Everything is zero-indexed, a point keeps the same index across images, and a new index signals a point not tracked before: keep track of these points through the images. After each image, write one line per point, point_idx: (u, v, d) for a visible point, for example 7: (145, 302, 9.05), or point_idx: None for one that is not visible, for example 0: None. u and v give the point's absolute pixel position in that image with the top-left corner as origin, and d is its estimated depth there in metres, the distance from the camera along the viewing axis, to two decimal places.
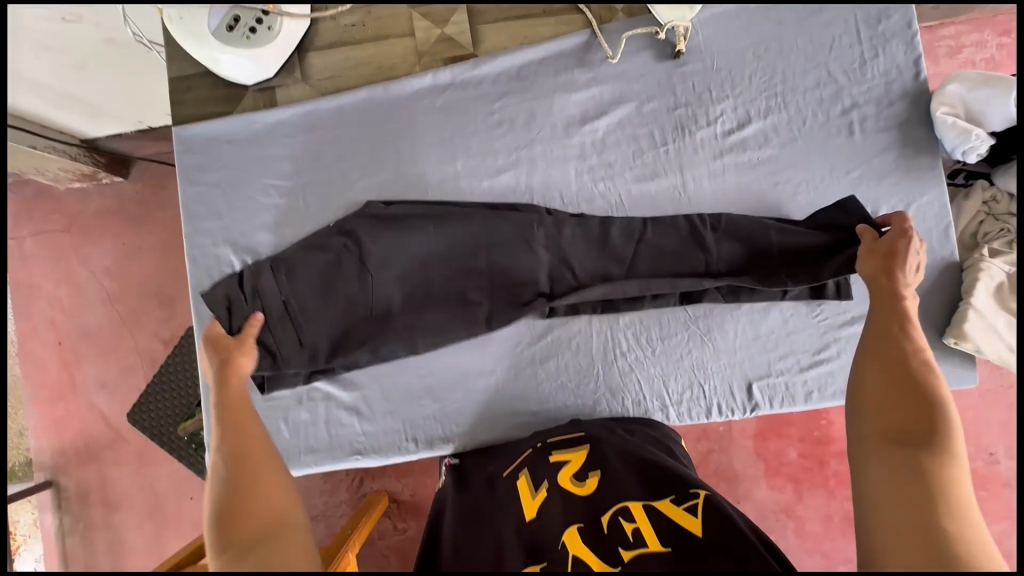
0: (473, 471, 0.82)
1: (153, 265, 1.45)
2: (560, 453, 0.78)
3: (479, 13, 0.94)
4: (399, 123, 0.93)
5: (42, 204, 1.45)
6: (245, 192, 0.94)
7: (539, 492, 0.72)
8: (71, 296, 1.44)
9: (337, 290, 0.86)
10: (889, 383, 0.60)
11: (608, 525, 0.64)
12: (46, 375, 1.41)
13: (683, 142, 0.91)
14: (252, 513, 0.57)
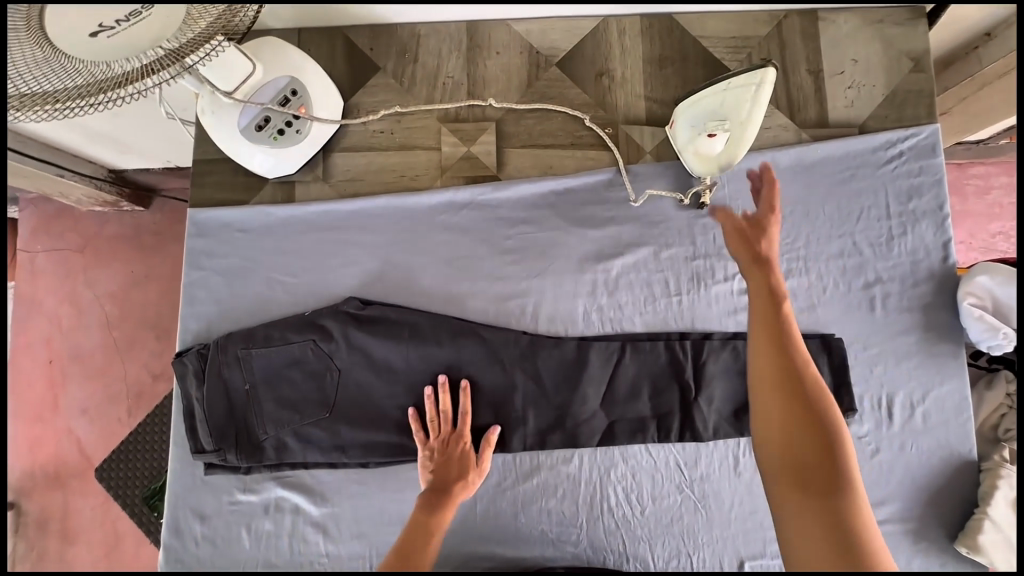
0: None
1: (155, 296, 1.44)
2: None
3: (508, 135, 0.94)
4: (412, 235, 0.92)
5: (62, 221, 1.45)
6: (249, 281, 0.93)
7: None
8: (71, 316, 1.43)
9: (303, 381, 0.88)
10: (789, 419, 0.66)
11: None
12: (29, 392, 1.39)
13: (698, 294, 0.88)
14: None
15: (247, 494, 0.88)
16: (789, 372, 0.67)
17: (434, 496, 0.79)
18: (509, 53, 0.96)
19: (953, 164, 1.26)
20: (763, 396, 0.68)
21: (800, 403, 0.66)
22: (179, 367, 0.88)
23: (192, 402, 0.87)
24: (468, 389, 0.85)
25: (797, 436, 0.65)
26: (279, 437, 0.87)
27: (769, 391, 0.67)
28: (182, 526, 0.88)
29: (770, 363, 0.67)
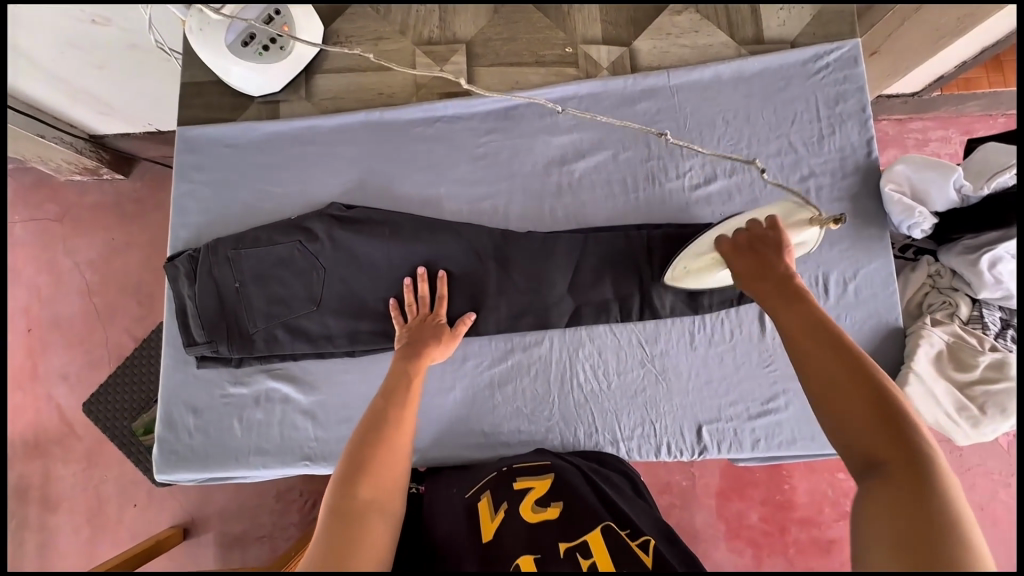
0: (436, 494, 0.80)
1: (137, 261, 1.48)
2: (524, 480, 0.76)
3: (477, 56, 1.03)
4: (390, 145, 1.00)
5: (38, 193, 1.48)
6: (236, 192, 0.98)
7: (497, 514, 0.70)
8: (49, 283, 1.46)
9: (291, 279, 0.93)
10: (846, 408, 0.53)
11: (565, 554, 0.61)
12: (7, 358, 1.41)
13: (653, 190, 0.98)
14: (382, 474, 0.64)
15: (239, 387, 0.94)
16: (834, 350, 0.57)
17: (410, 350, 0.83)
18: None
19: (895, 119, 1.38)
20: (818, 386, 0.56)
21: (865, 393, 0.53)
22: (171, 268, 0.93)
23: (185, 301, 0.93)
24: (445, 278, 0.92)
25: (859, 423, 0.52)
26: (268, 329, 0.92)
27: (823, 391, 0.55)
28: (174, 420, 0.92)
29: (816, 361, 0.57)
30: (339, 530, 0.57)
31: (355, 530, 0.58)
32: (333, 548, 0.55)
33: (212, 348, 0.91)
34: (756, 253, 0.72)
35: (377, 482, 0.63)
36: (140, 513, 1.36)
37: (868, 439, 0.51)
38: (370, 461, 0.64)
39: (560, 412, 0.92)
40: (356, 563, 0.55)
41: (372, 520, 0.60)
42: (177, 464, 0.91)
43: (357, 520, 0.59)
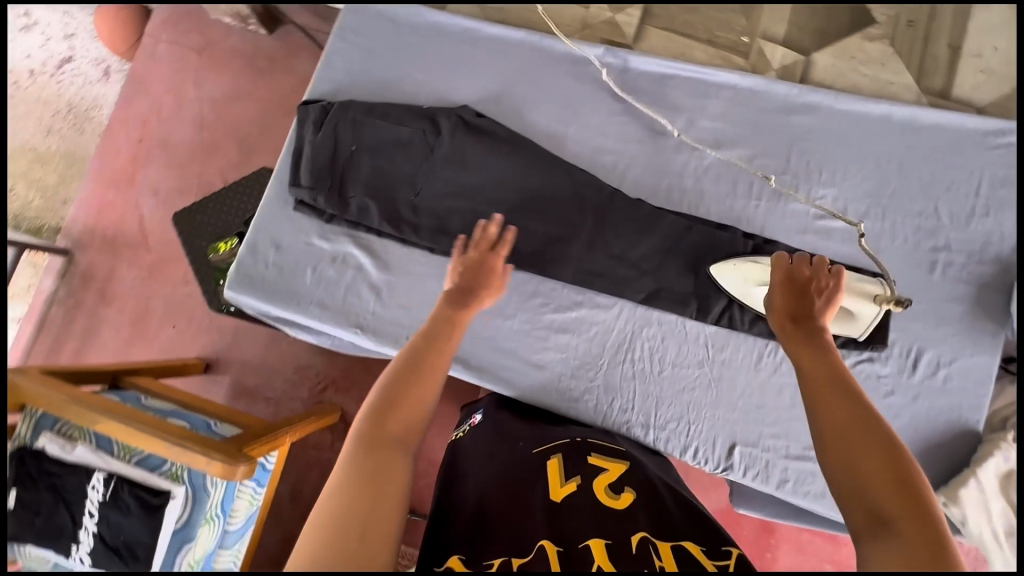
0: (491, 438, 0.79)
1: (251, 111, 1.59)
2: (599, 459, 0.76)
3: (652, 16, 1.02)
4: (538, 71, 1.00)
5: (190, 22, 1.62)
6: (383, 64, 1.01)
7: (569, 481, 0.69)
8: (171, 104, 1.60)
9: (404, 161, 0.96)
10: (858, 462, 0.50)
11: (638, 544, 0.59)
12: (113, 158, 1.59)
13: (776, 205, 0.94)
14: (410, 403, 0.61)
15: (322, 241, 0.97)
16: (849, 401, 0.54)
17: (459, 295, 0.75)
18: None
19: None
20: (832, 441, 0.52)
21: (880, 449, 0.50)
22: (302, 111, 0.98)
23: (303, 143, 0.97)
24: (512, 231, 0.84)
25: (871, 477, 0.49)
26: (366, 197, 0.95)
27: (840, 439, 0.51)
28: (257, 247, 0.97)
29: (831, 415, 0.53)
30: (360, 470, 0.55)
31: (376, 472, 0.55)
32: (351, 487, 0.53)
33: (310, 197, 0.95)
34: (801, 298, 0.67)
35: (401, 419, 0.60)
36: (180, 332, 1.55)
37: (877, 495, 0.48)
38: (394, 401, 0.61)
39: (604, 379, 0.92)
40: (377, 505, 0.53)
41: (395, 458, 0.57)
42: (246, 287, 0.96)
43: (380, 461, 0.56)
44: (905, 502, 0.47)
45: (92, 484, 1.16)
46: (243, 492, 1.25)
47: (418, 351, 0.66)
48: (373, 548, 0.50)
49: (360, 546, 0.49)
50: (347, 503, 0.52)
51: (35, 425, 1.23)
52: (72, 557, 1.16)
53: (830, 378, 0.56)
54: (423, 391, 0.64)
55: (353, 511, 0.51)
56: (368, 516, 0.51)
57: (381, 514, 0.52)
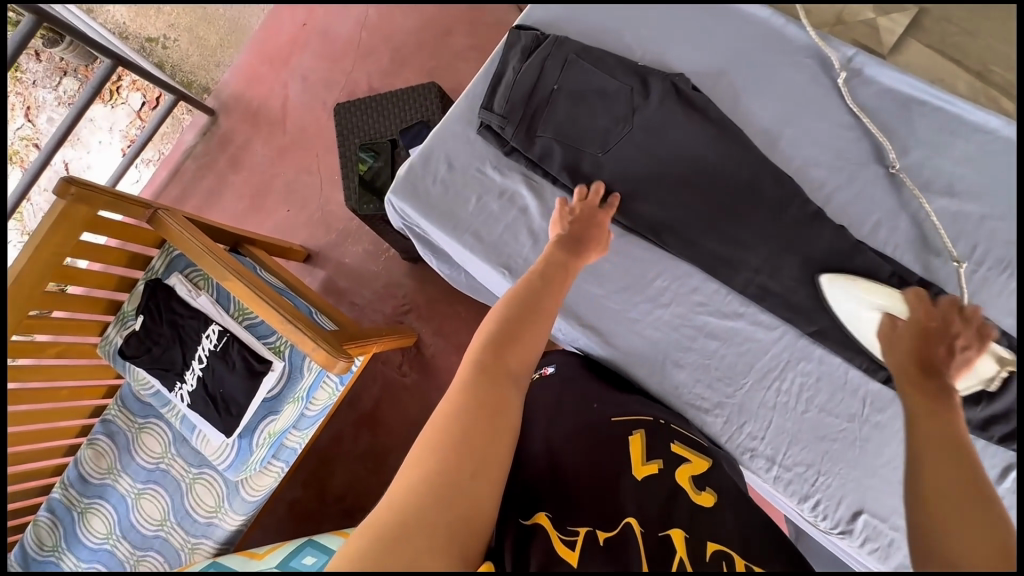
0: (561, 392, 0.83)
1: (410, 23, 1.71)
2: (682, 447, 0.74)
3: (921, 27, 0.90)
4: (770, 59, 0.91)
5: None
6: (605, 9, 0.96)
7: (651, 463, 0.69)
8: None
9: (601, 115, 0.91)
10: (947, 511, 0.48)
11: (712, 556, 0.54)
12: (281, 34, 2.02)
13: (996, 278, 0.83)
14: (522, 345, 0.64)
15: (495, 173, 0.95)
16: (960, 456, 0.52)
17: (572, 242, 0.80)
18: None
19: None
20: (931, 494, 0.50)
21: (981, 508, 0.48)
22: (513, 36, 0.94)
23: (506, 69, 0.93)
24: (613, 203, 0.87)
25: (958, 532, 0.47)
26: (554, 141, 0.91)
27: (949, 486, 0.50)
28: (430, 162, 0.96)
29: (933, 462, 0.52)
30: (477, 397, 0.57)
31: (495, 405, 0.57)
32: (469, 412, 0.56)
33: (497, 126, 0.92)
34: (928, 344, 0.67)
35: (515, 357, 0.63)
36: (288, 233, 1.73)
37: (963, 549, 0.46)
38: (508, 340, 0.63)
39: (741, 400, 0.86)
40: (487, 434, 0.55)
41: (510, 393, 0.60)
42: (409, 197, 0.96)
43: (491, 392, 0.58)
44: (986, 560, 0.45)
45: (207, 333, 1.23)
46: (326, 383, 1.27)
47: (527, 293, 0.70)
48: (479, 479, 0.52)
49: (469, 474, 0.52)
50: (468, 427, 0.54)
51: (170, 263, 1.33)
52: (174, 392, 1.26)
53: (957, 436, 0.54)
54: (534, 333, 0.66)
55: (467, 435, 0.54)
56: (487, 444, 0.54)
57: (499, 442, 0.56)
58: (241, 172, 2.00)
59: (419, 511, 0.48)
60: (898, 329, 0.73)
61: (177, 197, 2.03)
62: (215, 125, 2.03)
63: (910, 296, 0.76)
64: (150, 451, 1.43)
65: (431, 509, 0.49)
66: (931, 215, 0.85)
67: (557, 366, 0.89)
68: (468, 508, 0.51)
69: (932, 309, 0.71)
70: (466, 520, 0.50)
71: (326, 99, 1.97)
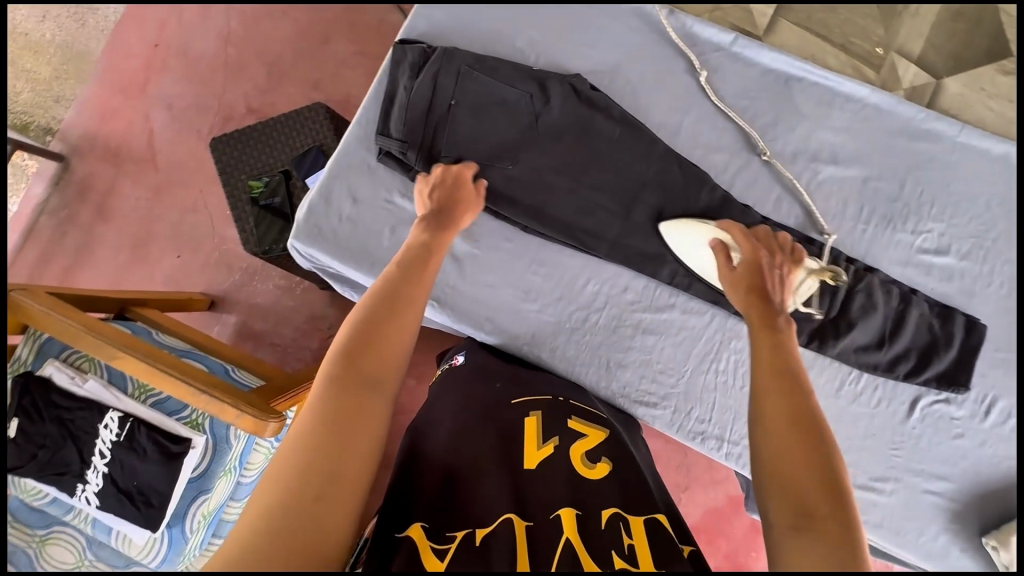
0: (460, 382, 0.79)
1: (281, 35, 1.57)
2: (578, 423, 0.73)
3: (788, 9, 0.97)
4: (658, 50, 0.93)
5: None
6: (491, 15, 0.92)
7: (546, 445, 0.68)
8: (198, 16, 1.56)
9: (505, 125, 0.88)
10: (782, 447, 0.52)
11: (608, 521, 0.57)
12: (131, 59, 1.78)
13: (882, 233, 0.91)
14: (385, 346, 0.61)
15: (407, 201, 0.89)
16: (796, 394, 0.56)
17: (437, 220, 0.77)
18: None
19: None
20: (767, 436, 0.54)
21: (808, 437, 0.53)
22: (400, 54, 0.88)
23: (397, 89, 0.88)
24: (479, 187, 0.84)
25: (794, 471, 0.51)
26: (462, 159, 0.87)
27: (780, 424, 0.54)
28: (332, 199, 0.89)
29: (773, 399, 0.56)
30: (331, 412, 0.54)
31: (351, 418, 0.55)
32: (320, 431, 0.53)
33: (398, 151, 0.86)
34: (762, 278, 0.73)
35: (378, 358, 0.60)
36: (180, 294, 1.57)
37: (801, 487, 0.50)
38: (368, 347, 0.60)
39: (687, 388, 0.89)
40: (340, 452, 0.52)
41: (374, 396, 0.57)
42: (314, 240, 0.88)
43: (348, 404, 0.55)
44: (824, 495, 0.49)
45: (104, 422, 1.08)
46: (258, 445, 1.16)
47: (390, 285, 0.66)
48: (325, 501, 0.50)
49: (314, 499, 0.49)
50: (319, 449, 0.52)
51: (40, 350, 1.14)
52: (76, 497, 1.09)
53: (795, 376, 0.58)
54: (398, 329, 0.63)
55: (313, 455, 0.51)
56: (336, 463, 0.51)
57: (355, 460, 0.53)
58: (111, 220, 1.75)
59: (251, 545, 0.45)
60: (730, 267, 0.76)
61: (35, 261, 1.73)
62: (69, 172, 1.76)
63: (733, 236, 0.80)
64: (62, 563, 1.21)
65: (266, 543, 0.46)
66: (800, 186, 0.91)
67: (467, 354, 0.85)
68: (311, 530, 0.48)
69: (755, 245, 0.77)
70: (304, 548, 0.47)
71: (199, 126, 1.76)
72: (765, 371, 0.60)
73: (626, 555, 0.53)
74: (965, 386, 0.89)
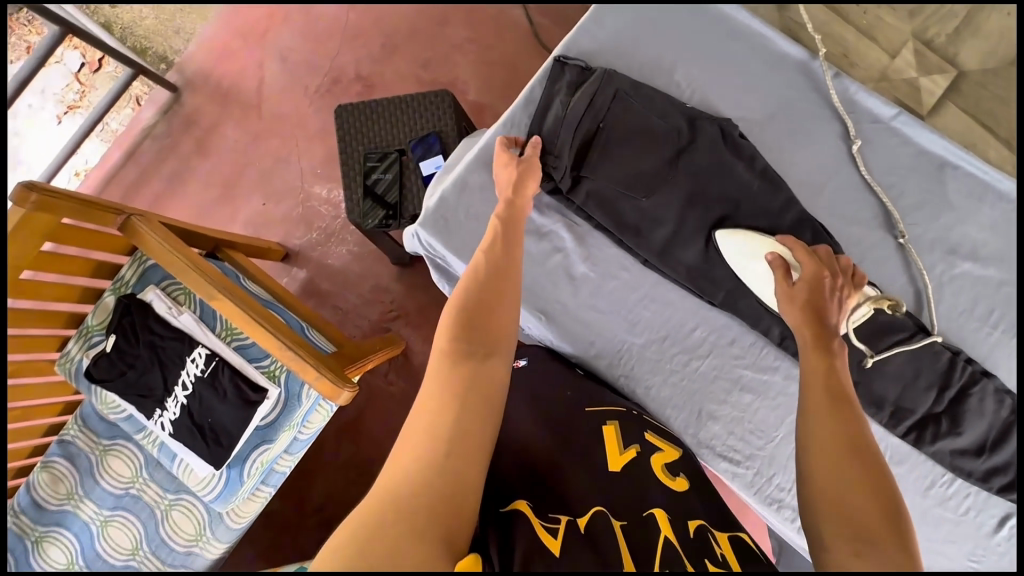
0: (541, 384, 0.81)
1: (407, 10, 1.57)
2: (653, 437, 0.76)
3: (961, 92, 0.98)
4: (814, 110, 0.91)
5: None
6: (654, 45, 0.91)
7: (627, 451, 0.70)
8: None
9: (646, 156, 0.87)
10: (839, 471, 0.55)
11: (696, 531, 0.57)
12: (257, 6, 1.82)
13: (1009, 342, 0.88)
14: (492, 316, 0.63)
15: (536, 212, 0.91)
16: (846, 421, 0.59)
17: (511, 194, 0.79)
18: (1019, 20, 0.97)
19: None
20: (817, 457, 0.57)
21: (865, 469, 0.55)
22: (556, 68, 0.89)
23: (553, 103, 0.89)
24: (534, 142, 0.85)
25: (854, 496, 0.53)
26: (598, 183, 0.87)
27: (836, 448, 0.57)
28: (462, 195, 0.91)
29: (826, 426, 0.59)
30: (449, 380, 0.56)
31: (472, 383, 0.56)
32: (444, 398, 0.55)
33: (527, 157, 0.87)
34: (823, 299, 0.75)
35: (487, 327, 0.62)
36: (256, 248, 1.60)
37: (857, 507, 0.52)
38: (473, 321, 0.62)
39: (772, 454, 0.88)
40: (461, 415, 0.53)
41: (486, 362, 0.59)
42: (438, 231, 0.90)
43: (462, 372, 0.57)
44: (882, 522, 0.51)
45: (192, 356, 1.12)
46: (321, 405, 1.19)
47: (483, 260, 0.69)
48: (456, 459, 0.50)
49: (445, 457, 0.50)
50: (446, 415, 0.53)
51: (144, 275, 1.19)
52: (152, 420, 1.14)
53: (841, 397, 0.62)
54: (498, 300, 0.65)
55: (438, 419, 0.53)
56: (458, 426, 0.52)
57: (477, 423, 0.54)
58: (208, 157, 1.79)
59: (396, 500, 0.47)
60: (789, 283, 0.77)
61: (131, 182, 1.80)
62: (179, 103, 1.81)
63: (794, 253, 0.80)
64: (118, 476, 1.27)
65: (417, 497, 0.47)
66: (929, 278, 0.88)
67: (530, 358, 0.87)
68: (455, 493, 0.49)
69: (819, 265, 0.77)
70: (444, 505, 0.48)
71: (307, 83, 1.78)
72: (823, 398, 0.62)
73: (720, 561, 0.53)
74: None
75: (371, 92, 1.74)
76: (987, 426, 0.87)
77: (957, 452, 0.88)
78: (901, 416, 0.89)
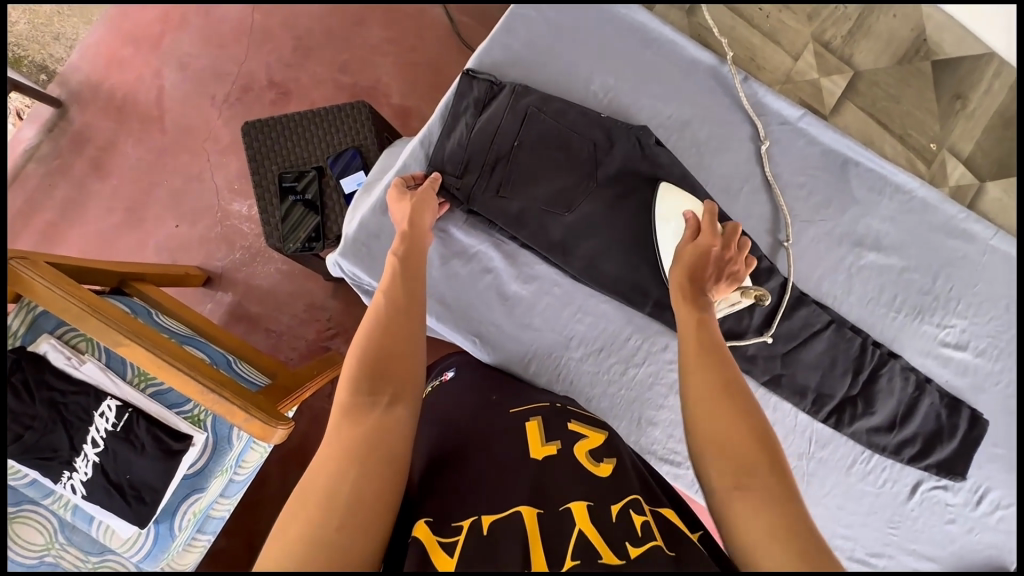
0: (472, 395, 0.77)
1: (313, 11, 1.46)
2: (577, 426, 0.69)
3: (859, 90, 1.05)
4: (726, 115, 0.93)
5: None
6: (569, 55, 0.90)
7: (550, 444, 0.64)
8: None
9: (566, 168, 0.86)
10: (716, 416, 0.53)
11: (619, 513, 0.54)
12: (147, 11, 1.65)
13: (911, 324, 0.94)
14: (396, 362, 0.60)
15: (461, 233, 0.88)
16: (717, 366, 0.57)
17: (415, 231, 0.76)
18: (903, 21, 1.02)
19: None
20: (696, 411, 0.55)
21: (735, 401, 0.54)
22: (467, 84, 0.86)
23: (459, 123, 0.86)
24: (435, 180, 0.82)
25: (731, 435, 0.52)
26: (517, 198, 0.86)
27: (714, 395, 0.55)
28: (384, 221, 0.86)
29: (701, 378, 0.57)
30: (348, 438, 0.53)
31: (373, 438, 0.53)
32: (345, 454, 0.51)
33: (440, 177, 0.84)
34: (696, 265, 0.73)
35: (392, 375, 0.59)
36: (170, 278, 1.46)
37: (735, 445, 0.51)
38: (376, 370, 0.59)
39: None
40: (358, 474, 0.50)
41: (389, 412, 0.55)
42: (360, 260, 0.86)
43: (362, 427, 0.53)
44: (762, 458, 0.50)
45: (100, 410, 1.02)
46: (256, 444, 1.12)
47: (381, 302, 0.66)
48: (350, 523, 0.47)
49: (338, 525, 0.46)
50: (339, 474, 0.50)
51: (34, 324, 1.07)
52: (61, 483, 1.03)
53: (712, 343, 0.61)
54: (399, 345, 0.62)
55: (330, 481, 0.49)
56: (356, 484, 0.49)
57: (374, 478, 0.50)
58: (106, 178, 1.62)
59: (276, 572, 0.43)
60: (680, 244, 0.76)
61: (18, 211, 1.60)
62: (65, 120, 1.63)
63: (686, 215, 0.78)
64: (28, 544, 1.11)
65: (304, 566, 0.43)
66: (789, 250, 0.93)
67: (456, 372, 0.83)
68: (349, 557, 0.45)
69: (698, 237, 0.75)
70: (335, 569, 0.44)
71: (213, 92, 1.64)
72: (689, 348, 0.61)
73: (639, 538, 0.51)
74: (961, 476, 0.93)
75: (286, 99, 1.63)
76: (895, 403, 0.94)
77: (869, 430, 0.95)
78: (822, 403, 0.95)
